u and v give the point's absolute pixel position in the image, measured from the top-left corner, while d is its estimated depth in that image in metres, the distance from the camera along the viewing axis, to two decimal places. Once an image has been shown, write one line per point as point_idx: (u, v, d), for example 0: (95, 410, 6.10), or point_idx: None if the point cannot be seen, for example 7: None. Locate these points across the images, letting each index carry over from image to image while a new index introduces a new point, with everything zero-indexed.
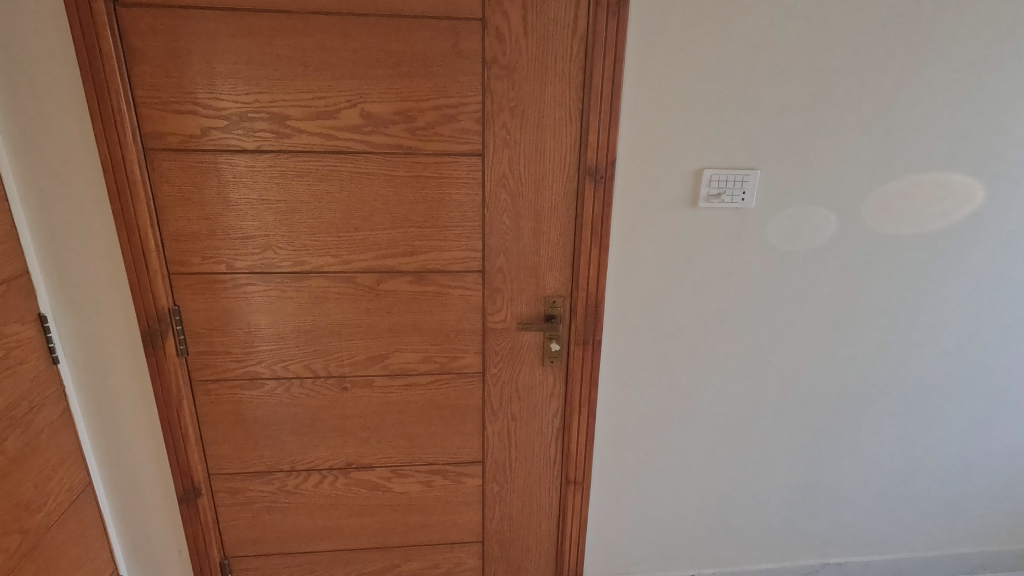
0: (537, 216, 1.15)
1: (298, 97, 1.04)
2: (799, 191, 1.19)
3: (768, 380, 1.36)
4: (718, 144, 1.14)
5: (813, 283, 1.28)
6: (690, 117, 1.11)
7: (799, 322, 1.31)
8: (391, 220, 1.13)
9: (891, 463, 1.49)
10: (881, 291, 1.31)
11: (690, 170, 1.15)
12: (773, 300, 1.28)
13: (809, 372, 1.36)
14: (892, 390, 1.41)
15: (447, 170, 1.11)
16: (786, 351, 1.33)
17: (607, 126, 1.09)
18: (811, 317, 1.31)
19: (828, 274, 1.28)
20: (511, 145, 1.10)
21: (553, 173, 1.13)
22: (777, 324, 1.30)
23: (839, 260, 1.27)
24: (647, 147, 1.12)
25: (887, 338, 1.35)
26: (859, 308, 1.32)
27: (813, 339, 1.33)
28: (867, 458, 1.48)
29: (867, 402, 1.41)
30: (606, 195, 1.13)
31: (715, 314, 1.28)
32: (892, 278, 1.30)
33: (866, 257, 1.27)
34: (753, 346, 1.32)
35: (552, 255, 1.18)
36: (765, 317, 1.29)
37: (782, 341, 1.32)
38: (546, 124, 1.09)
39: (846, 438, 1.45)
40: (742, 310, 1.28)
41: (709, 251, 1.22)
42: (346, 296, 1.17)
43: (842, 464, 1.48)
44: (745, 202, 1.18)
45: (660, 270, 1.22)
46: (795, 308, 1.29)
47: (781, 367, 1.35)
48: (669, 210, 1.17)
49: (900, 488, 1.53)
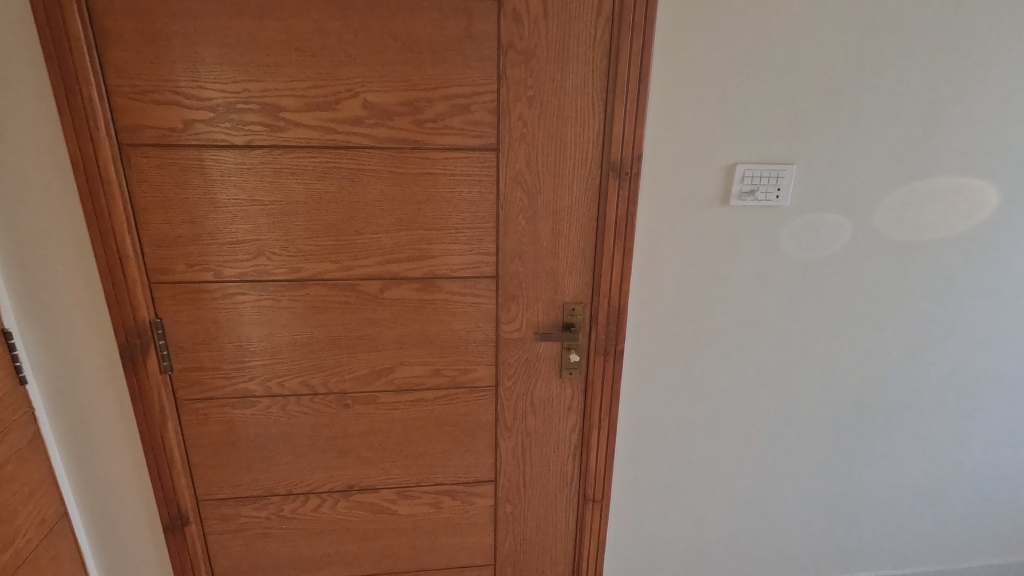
0: (555, 216, 1.05)
1: (291, 87, 0.93)
2: (837, 189, 1.11)
3: (797, 389, 1.27)
4: (754, 138, 1.04)
5: (848, 286, 1.20)
6: (723, 108, 1.02)
7: (833, 329, 1.23)
8: (395, 222, 1.02)
9: (923, 472, 1.43)
10: (919, 296, 1.23)
11: (722, 165, 1.05)
12: (805, 305, 1.20)
13: (842, 379, 1.29)
14: (927, 397, 1.34)
15: (457, 166, 1.01)
16: (818, 358, 1.25)
17: (632, 118, 1.00)
18: (845, 323, 1.23)
19: (865, 278, 1.20)
20: (528, 139, 1.00)
21: (574, 169, 1.03)
22: (810, 331, 1.22)
23: (874, 260, 1.18)
24: (677, 140, 1.03)
25: (923, 342, 1.28)
26: (896, 310, 1.24)
27: (845, 347, 1.25)
28: (898, 467, 1.41)
29: (899, 409, 1.34)
30: (631, 193, 1.04)
31: (744, 321, 1.19)
32: (931, 279, 1.22)
33: (903, 257, 1.19)
34: (782, 352, 1.23)
35: (572, 260, 1.09)
36: (797, 324, 1.21)
37: (811, 346, 1.24)
38: (566, 115, 1.00)
39: (878, 448, 1.38)
40: (773, 316, 1.19)
41: (741, 253, 1.13)
42: (346, 306, 1.06)
43: (872, 475, 1.41)
44: (780, 199, 1.08)
45: (686, 273, 1.13)
46: (829, 314, 1.22)
47: (812, 375, 1.27)
48: (699, 209, 1.08)
49: (931, 498, 1.46)
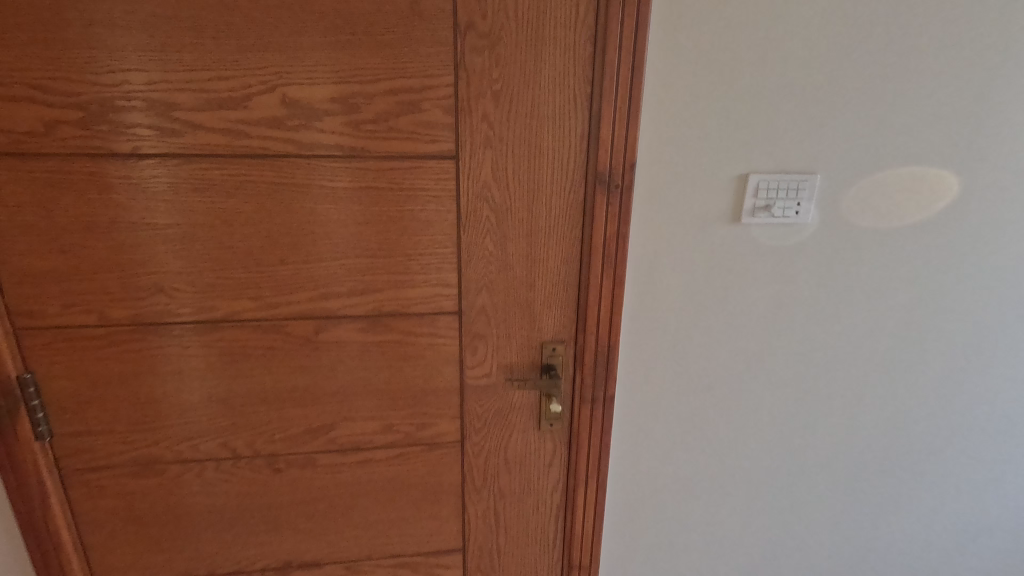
0: (531, 238, 0.86)
1: (186, 78, 0.72)
2: (869, 204, 0.91)
3: (818, 436, 1.07)
4: (771, 142, 0.86)
5: (882, 319, 0.99)
6: (734, 105, 0.83)
7: (862, 368, 1.03)
8: (330, 249, 0.82)
9: (969, 529, 1.20)
10: (964, 331, 1.02)
11: (731, 175, 0.87)
12: (831, 339, 1.00)
13: (870, 427, 1.08)
14: (975, 444, 1.12)
15: (406, 179, 0.80)
16: (843, 401, 1.05)
17: (623, 118, 0.80)
18: (876, 362, 1.03)
19: (903, 308, 0.99)
20: (495, 145, 0.80)
21: (552, 181, 0.84)
22: (833, 371, 1.02)
23: (916, 286, 0.98)
24: (679, 144, 0.84)
25: (972, 380, 1.06)
26: (940, 344, 1.02)
27: (875, 390, 1.05)
28: (938, 525, 1.19)
29: (941, 458, 1.12)
30: (622, 210, 0.85)
31: (757, 359, 1.00)
32: (985, 307, 1.01)
33: (952, 283, 0.98)
34: (801, 394, 1.03)
35: (551, 290, 0.89)
36: (819, 362, 1.01)
37: (837, 387, 1.04)
38: (542, 115, 0.80)
39: (910, 506, 1.16)
40: (791, 353, 1.00)
41: (755, 279, 0.94)
42: (272, 351, 0.86)
43: (906, 535, 1.19)
44: (800, 215, 0.90)
45: (689, 304, 0.94)
46: (859, 351, 1.01)
47: (835, 421, 1.07)
48: (705, 227, 0.89)
49: (977, 559, 1.24)
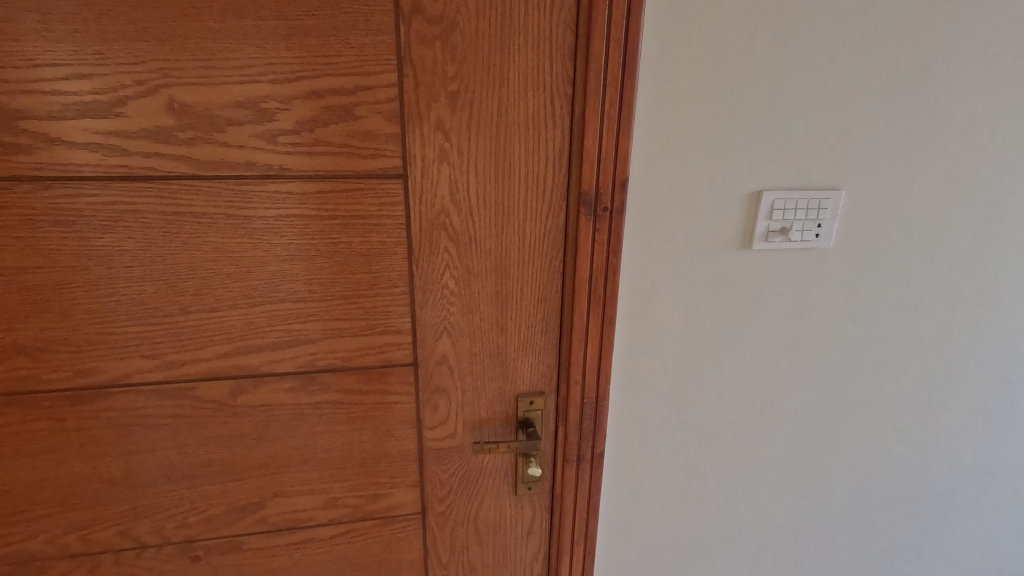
0: (501, 273, 0.70)
1: (34, 78, 0.54)
2: (898, 224, 0.78)
3: (836, 486, 0.94)
4: (788, 153, 0.72)
5: (908, 355, 0.86)
6: (745, 109, 0.69)
7: (883, 409, 0.90)
8: (245, 293, 0.64)
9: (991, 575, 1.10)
10: (999, 364, 0.90)
11: (740, 193, 0.73)
12: (851, 378, 0.86)
13: (891, 474, 0.95)
14: (1007, 487, 1.00)
15: (341, 204, 0.63)
16: (863, 447, 0.92)
17: (612, 127, 0.65)
18: (899, 402, 0.90)
19: (933, 341, 0.86)
20: (454, 161, 0.64)
21: (525, 205, 0.68)
22: (852, 414, 0.89)
23: (949, 317, 0.85)
24: (680, 157, 0.69)
25: (1005, 418, 0.94)
26: (972, 380, 0.90)
27: (897, 433, 0.92)
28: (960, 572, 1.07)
29: (967, 503, 1.01)
30: (612, 238, 0.70)
31: (766, 404, 0.86)
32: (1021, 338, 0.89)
33: (988, 311, 0.86)
34: (818, 441, 0.90)
35: (527, 334, 0.74)
36: (836, 405, 0.88)
37: (859, 431, 0.90)
38: (512, 123, 0.64)
39: (933, 557, 1.04)
40: (806, 396, 0.86)
41: (767, 313, 0.80)
42: (177, 421, 0.68)
43: None
44: (818, 238, 0.76)
45: (691, 344, 0.79)
46: (881, 391, 0.88)
47: (853, 470, 0.93)
48: (710, 254, 0.75)
49: None
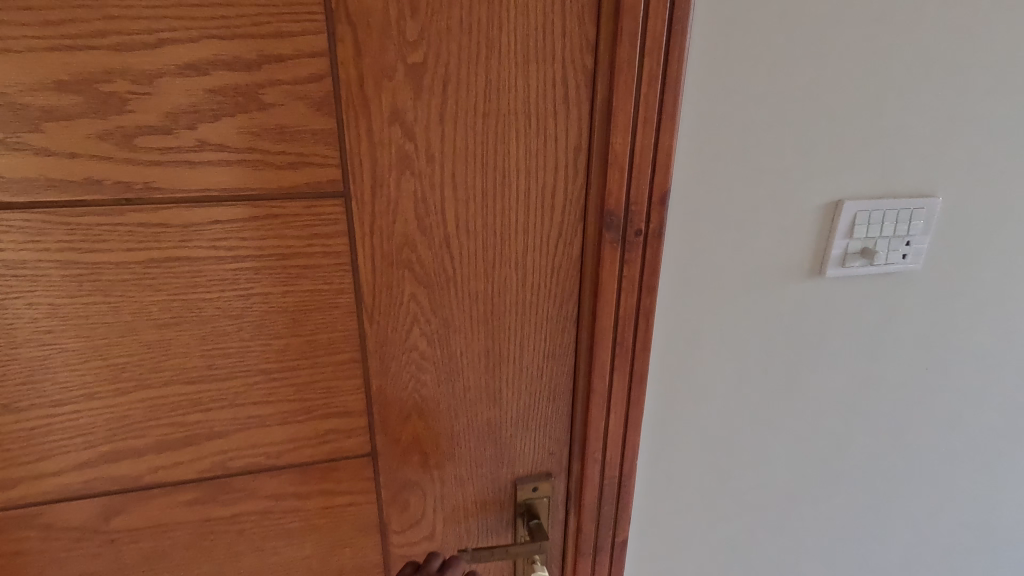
0: (492, 325, 0.50)
1: None
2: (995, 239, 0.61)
3: (897, 550, 0.78)
4: (876, 150, 0.54)
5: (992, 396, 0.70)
6: (827, 91, 0.50)
7: (957, 460, 0.73)
8: (109, 376, 0.42)
9: None
10: None
11: (807, 204, 0.54)
12: (925, 427, 0.70)
13: (960, 532, 0.79)
14: None
15: (251, 239, 0.41)
16: (932, 504, 0.75)
17: (651, 117, 0.45)
18: (976, 451, 0.73)
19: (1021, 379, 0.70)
20: (423, 170, 0.43)
21: (524, 230, 0.47)
22: (924, 467, 0.72)
23: None
24: (738, 158, 0.51)
25: None
26: None
27: (971, 486, 0.76)
28: None
29: None
30: (646, 272, 0.50)
31: (824, 462, 0.68)
32: None
33: None
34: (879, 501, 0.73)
35: (527, 400, 0.54)
36: (906, 459, 0.71)
37: (927, 487, 0.74)
38: (506, 112, 0.43)
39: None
40: (872, 449, 0.69)
41: (834, 355, 0.62)
42: (23, 557, 0.46)
43: None
44: (902, 260, 0.59)
45: (740, 397, 0.61)
46: (957, 439, 0.72)
47: (919, 531, 0.77)
48: (771, 285, 0.57)
49: None
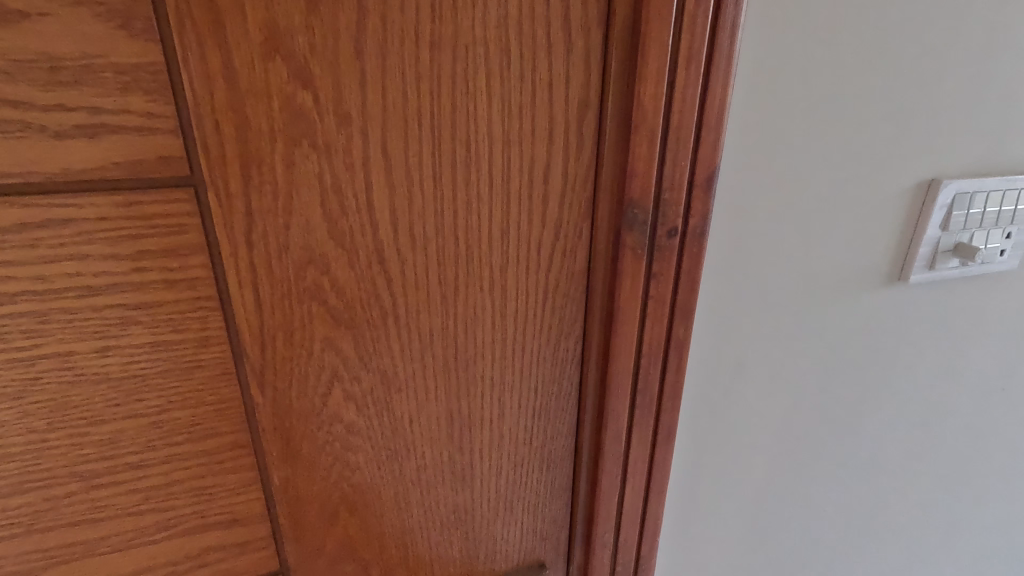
0: (455, 376, 0.33)
1: None
2: None
3: None
4: (980, 108, 0.39)
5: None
6: (925, 24, 0.35)
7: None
8: None
9: None
10: None
11: (890, 185, 0.39)
12: (1014, 470, 0.55)
13: None
14: None
15: (18, 266, 0.23)
16: (1012, 557, 0.61)
17: (697, 52, 0.29)
18: None
19: None
20: (331, 141, 0.26)
21: (501, 233, 0.30)
22: (1008, 516, 0.58)
23: None
24: (804, 118, 0.35)
25: None
26: None
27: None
28: None
29: None
30: (681, 289, 0.34)
31: (895, 520, 0.53)
32: None
33: None
34: (955, 560, 0.58)
35: (511, 473, 0.38)
36: (989, 508, 0.56)
37: (1009, 539, 0.59)
38: (470, 41, 0.26)
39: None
40: (952, 500, 0.54)
41: (915, 388, 0.47)
42: None
43: None
44: (998, 258, 0.44)
45: (795, 449, 0.46)
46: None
47: None
48: (840, 298, 0.42)
49: None
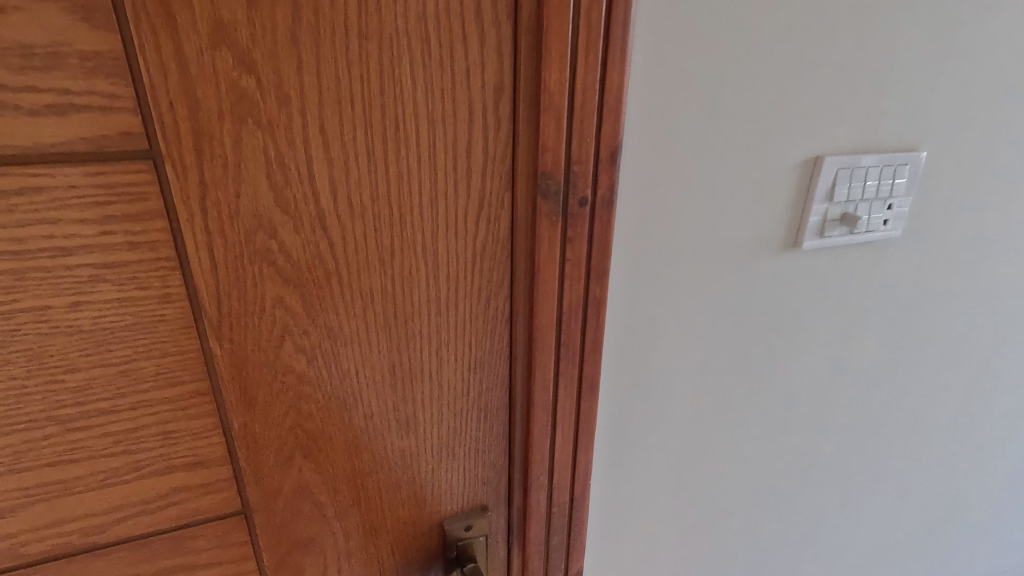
0: (396, 332, 0.37)
1: None
2: (969, 204, 0.54)
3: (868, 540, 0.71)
4: (854, 94, 0.45)
5: (968, 369, 0.64)
6: (799, 20, 0.41)
7: (932, 442, 0.68)
8: None
9: None
10: None
11: (781, 162, 0.45)
12: (899, 411, 0.63)
13: (929, 517, 0.74)
14: None
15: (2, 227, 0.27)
16: (905, 492, 0.70)
17: (594, 43, 0.34)
18: (947, 433, 0.68)
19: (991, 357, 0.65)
20: (274, 120, 0.30)
21: (431, 203, 0.35)
22: (898, 453, 0.66)
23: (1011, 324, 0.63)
24: (700, 102, 0.40)
25: None
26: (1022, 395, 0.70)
27: (944, 468, 0.71)
28: None
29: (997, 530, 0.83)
30: (595, 253, 0.39)
31: (799, 457, 0.60)
32: None
33: None
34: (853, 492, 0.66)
35: (452, 422, 0.42)
36: (879, 446, 0.65)
37: (899, 474, 0.68)
38: (393, 34, 0.30)
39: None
40: (847, 439, 0.62)
41: (811, 341, 0.54)
42: None
43: None
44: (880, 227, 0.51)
45: (709, 397, 0.52)
46: (932, 419, 0.66)
47: (889, 519, 0.71)
48: (742, 262, 0.47)
49: None
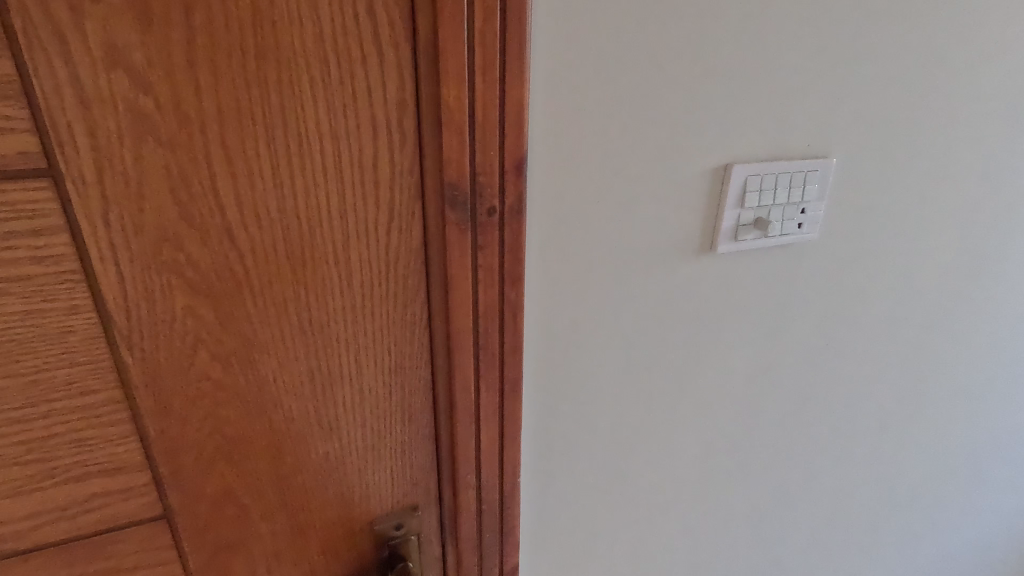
0: (313, 339, 0.39)
1: None
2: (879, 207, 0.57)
3: (804, 529, 0.74)
4: (760, 105, 0.47)
5: (888, 365, 0.67)
6: (701, 37, 0.43)
7: (857, 433, 0.71)
8: None
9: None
10: (974, 367, 0.74)
11: (691, 170, 0.47)
12: (823, 404, 0.66)
13: (861, 504, 0.77)
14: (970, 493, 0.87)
15: None
16: (835, 481, 0.73)
17: (490, 63, 0.35)
18: (872, 423, 0.71)
19: (909, 350, 0.68)
20: (174, 137, 0.31)
21: (340, 214, 0.36)
22: (825, 443, 0.69)
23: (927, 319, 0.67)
24: (605, 116, 0.42)
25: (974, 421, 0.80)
26: (946, 387, 0.74)
27: (872, 457, 0.74)
28: None
29: (932, 518, 0.86)
30: (506, 259, 0.41)
31: (730, 452, 0.63)
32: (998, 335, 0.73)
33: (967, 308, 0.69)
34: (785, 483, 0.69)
35: (375, 425, 0.43)
36: (807, 438, 0.68)
37: (829, 464, 0.71)
38: (290, 56, 0.32)
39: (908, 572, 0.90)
40: (776, 432, 0.65)
41: (733, 340, 0.56)
42: None
43: None
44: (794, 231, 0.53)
45: (633, 396, 0.54)
46: (857, 411, 0.69)
47: (822, 507, 0.74)
48: (658, 266, 0.49)
49: None
